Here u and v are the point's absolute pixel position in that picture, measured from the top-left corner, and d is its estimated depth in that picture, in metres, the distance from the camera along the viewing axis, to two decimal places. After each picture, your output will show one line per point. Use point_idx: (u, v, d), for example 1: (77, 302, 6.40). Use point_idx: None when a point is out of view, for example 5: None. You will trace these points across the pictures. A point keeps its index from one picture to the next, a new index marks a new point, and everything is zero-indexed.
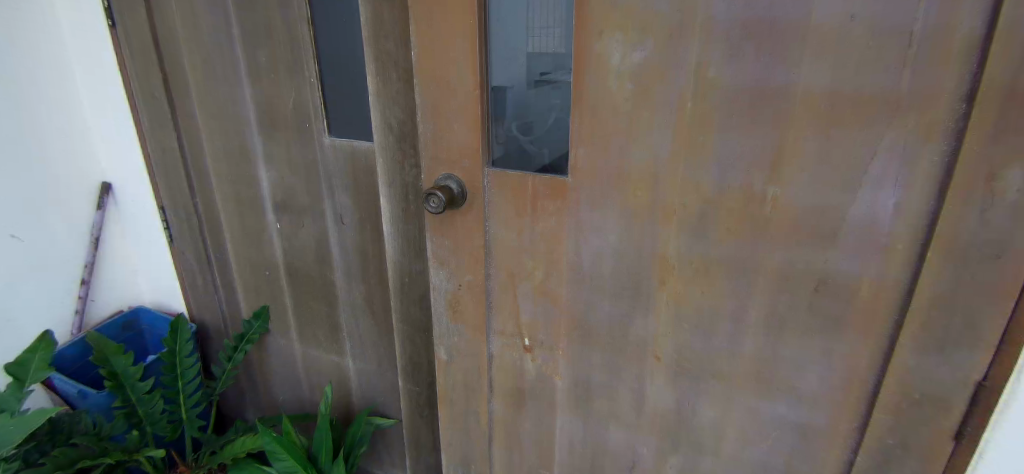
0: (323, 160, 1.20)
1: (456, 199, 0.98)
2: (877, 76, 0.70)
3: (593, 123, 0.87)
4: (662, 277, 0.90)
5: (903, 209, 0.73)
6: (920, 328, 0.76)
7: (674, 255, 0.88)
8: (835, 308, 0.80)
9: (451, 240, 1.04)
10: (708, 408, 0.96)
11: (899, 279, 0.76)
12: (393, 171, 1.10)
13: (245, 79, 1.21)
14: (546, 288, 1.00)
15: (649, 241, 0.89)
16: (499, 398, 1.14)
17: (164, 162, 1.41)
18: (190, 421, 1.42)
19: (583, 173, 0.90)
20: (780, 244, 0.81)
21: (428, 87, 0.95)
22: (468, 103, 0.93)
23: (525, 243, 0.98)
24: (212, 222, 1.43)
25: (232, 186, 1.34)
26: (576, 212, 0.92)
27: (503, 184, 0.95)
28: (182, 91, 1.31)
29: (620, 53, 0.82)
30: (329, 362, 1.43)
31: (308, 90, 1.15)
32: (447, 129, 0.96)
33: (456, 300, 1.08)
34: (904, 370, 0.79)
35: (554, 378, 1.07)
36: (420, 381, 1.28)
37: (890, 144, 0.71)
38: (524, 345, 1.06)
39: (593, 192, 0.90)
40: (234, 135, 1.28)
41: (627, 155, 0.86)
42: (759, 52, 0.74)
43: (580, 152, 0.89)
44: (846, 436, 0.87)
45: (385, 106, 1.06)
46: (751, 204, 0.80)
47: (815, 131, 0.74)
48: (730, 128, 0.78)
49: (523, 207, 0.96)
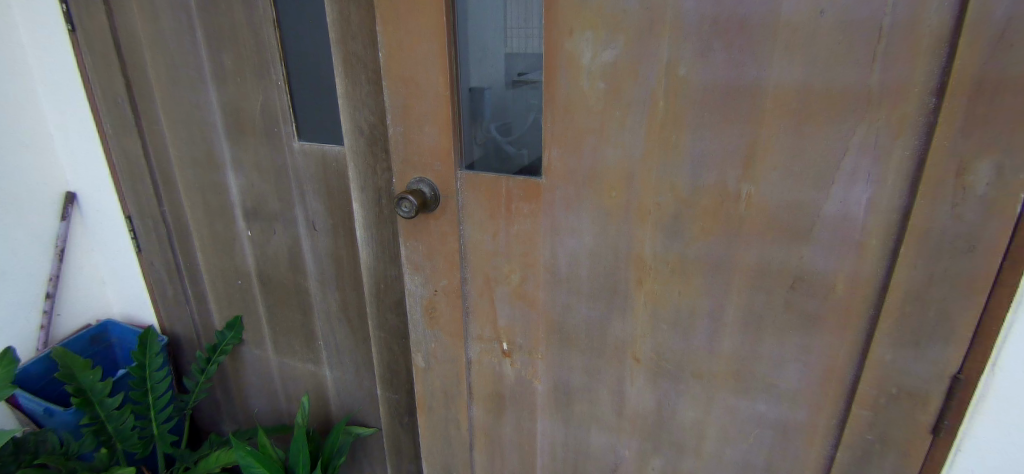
0: (293, 165, 1.17)
1: (429, 202, 0.96)
2: (848, 73, 0.69)
3: (566, 122, 0.85)
4: (639, 277, 0.89)
5: (875, 204, 0.73)
6: (896, 322, 0.76)
7: (650, 254, 0.86)
8: (810, 305, 0.80)
9: (425, 244, 1.01)
10: (690, 409, 0.95)
11: (874, 273, 0.76)
12: (366, 175, 1.07)
13: (210, 82, 1.18)
14: (524, 291, 0.97)
15: (626, 242, 0.87)
16: (479, 404, 1.12)
17: (130, 169, 1.37)
18: (162, 435, 1.36)
19: (557, 174, 0.88)
20: (755, 242, 0.80)
21: (396, 90, 0.93)
22: (440, 104, 0.90)
23: (500, 246, 0.96)
24: (181, 231, 1.39)
25: (201, 192, 1.31)
26: (551, 214, 0.90)
27: (476, 186, 0.93)
28: (147, 96, 1.27)
29: (590, 52, 0.80)
30: (306, 372, 1.40)
31: (276, 93, 1.12)
32: (419, 132, 0.94)
33: (432, 305, 1.06)
34: (882, 364, 0.79)
35: (533, 383, 1.04)
36: (399, 389, 1.26)
37: (862, 140, 0.71)
38: (502, 350, 1.04)
39: (568, 193, 0.88)
40: (201, 141, 1.25)
41: (602, 155, 0.84)
42: (728, 50, 0.74)
43: (553, 153, 0.87)
44: (825, 431, 0.87)
45: (355, 109, 1.04)
46: (726, 203, 0.80)
47: (787, 128, 0.74)
48: (702, 126, 0.78)
49: (496, 210, 0.93)
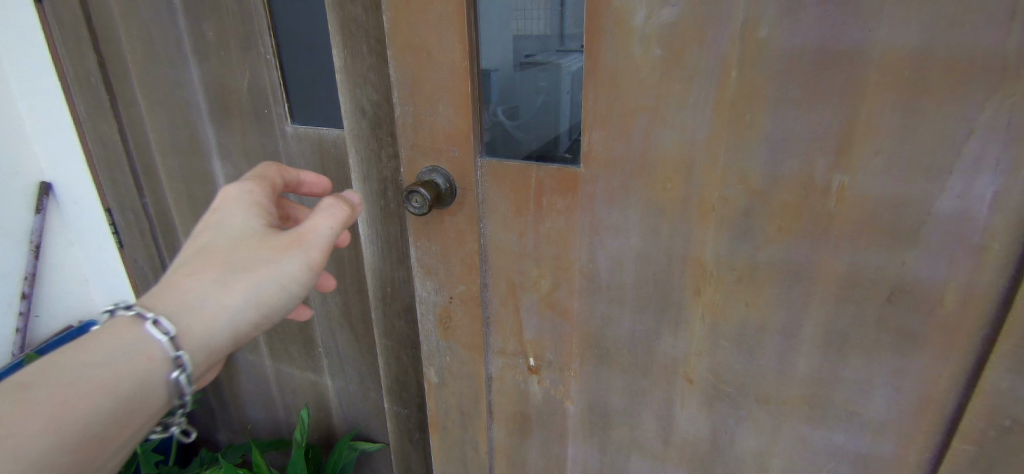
0: (286, 152, 1.03)
1: (443, 196, 0.80)
2: (982, 32, 0.54)
3: (612, 98, 0.69)
4: (697, 286, 0.74)
5: (1005, 201, 0.57)
6: (1021, 345, 0.62)
7: (712, 260, 0.72)
8: (911, 321, 0.66)
9: (438, 244, 0.86)
10: (751, 437, 0.81)
11: (994, 285, 0.61)
12: (368, 163, 0.93)
13: (190, 57, 1.03)
14: (555, 300, 0.83)
15: (682, 243, 0.72)
16: (500, 424, 0.98)
17: (107, 157, 1.22)
18: (145, 453, 1.23)
19: (599, 161, 0.72)
20: (845, 245, 0.65)
21: (404, 60, 0.78)
22: (456, 79, 0.75)
23: (528, 248, 0.81)
24: (166, 225, 1.26)
25: (184, 183, 1.17)
26: (590, 209, 0.75)
27: (500, 175, 0.78)
28: (122, 74, 1.12)
29: (644, 10, 0.64)
30: (305, 380, 1.27)
31: (263, 68, 0.97)
32: (430, 112, 0.79)
33: (447, 315, 0.91)
34: (997, 394, 0.64)
35: (564, 403, 0.91)
36: (409, 403, 1.12)
37: (991, 120, 0.56)
38: (528, 366, 0.90)
39: (611, 185, 0.73)
40: (183, 125, 1.10)
41: (656, 138, 0.68)
42: (823, 4, 0.57)
43: (594, 136, 0.71)
44: (917, 469, 0.73)
45: (356, 85, 0.88)
46: (811, 199, 0.64)
47: (895, 104, 0.58)
48: (786, 103, 0.61)
49: (524, 204, 0.78)
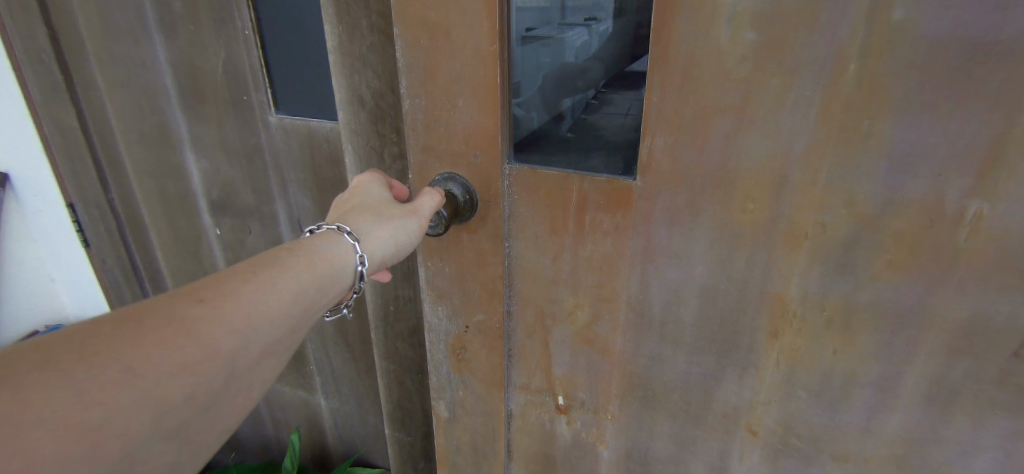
0: (271, 146, 0.88)
1: (462, 210, 0.66)
2: None
3: (685, 97, 0.54)
4: (773, 328, 0.61)
5: None
6: None
7: (796, 298, 0.58)
8: None
9: (453, 265, 0.72)
10: None
11: None
12: (366, 163, 0.78)
13: (156, 32, 0.87)
14: (593, 335, 0.70)
15: (760, 276, 0.58)
16: (519, 466, 0.85)
17: (65, 146, 1.06)
18: None
19: (660, 174, 0.58)
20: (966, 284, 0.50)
21: (417, 40, 0.62)
22: (482, 66, 0.60)
23: (563, 274, 0.67)
24: (136, 224, 1.10)
25: (154, 178, 1.01)
26: (645, 231, 0.61)
27: (533, 187, 0.64)
28: (77, 50, 0.95)
29: None
30: (295, 399, 1.14)
31: (241, 47, 0.82)
32: (448, 106, 0.64)
33: (461, 345, 0.78)
34: None
35: (596, 447, 0.78)
36: (413, 431, 0.99)
37: None
38: (557, 405, 0.77)
39: (674, 205, 0.59)
40: (149, 111, 0.94)
41: (738, 149, 0.54)
42: None
43: (656, 143, 0.57)
44: None
45: (353, 70, 0.73)
46: (935, 229, 0.50)
47: None
48: (919, 107, 0.47)
49: (562, 223, 0.65)
